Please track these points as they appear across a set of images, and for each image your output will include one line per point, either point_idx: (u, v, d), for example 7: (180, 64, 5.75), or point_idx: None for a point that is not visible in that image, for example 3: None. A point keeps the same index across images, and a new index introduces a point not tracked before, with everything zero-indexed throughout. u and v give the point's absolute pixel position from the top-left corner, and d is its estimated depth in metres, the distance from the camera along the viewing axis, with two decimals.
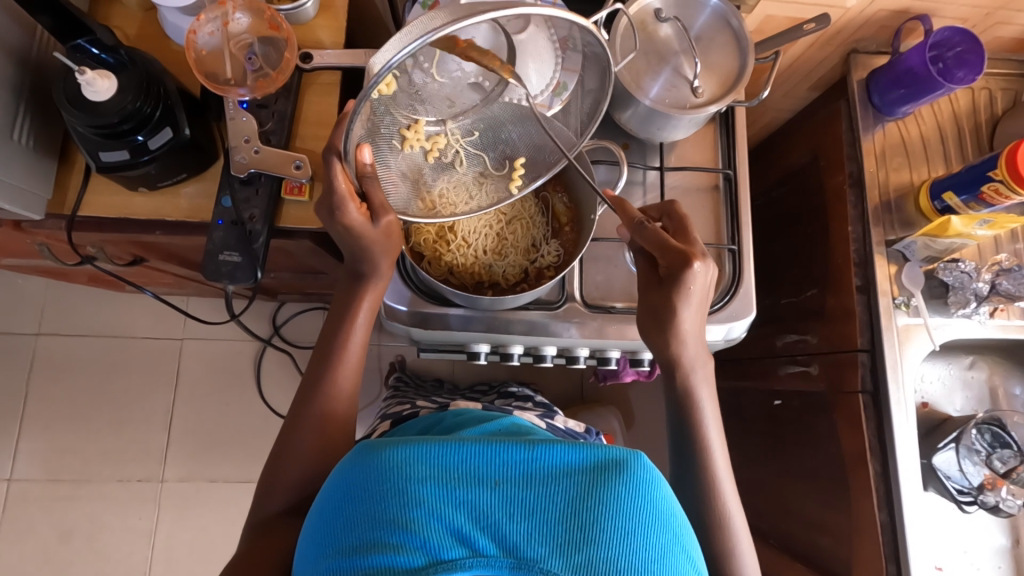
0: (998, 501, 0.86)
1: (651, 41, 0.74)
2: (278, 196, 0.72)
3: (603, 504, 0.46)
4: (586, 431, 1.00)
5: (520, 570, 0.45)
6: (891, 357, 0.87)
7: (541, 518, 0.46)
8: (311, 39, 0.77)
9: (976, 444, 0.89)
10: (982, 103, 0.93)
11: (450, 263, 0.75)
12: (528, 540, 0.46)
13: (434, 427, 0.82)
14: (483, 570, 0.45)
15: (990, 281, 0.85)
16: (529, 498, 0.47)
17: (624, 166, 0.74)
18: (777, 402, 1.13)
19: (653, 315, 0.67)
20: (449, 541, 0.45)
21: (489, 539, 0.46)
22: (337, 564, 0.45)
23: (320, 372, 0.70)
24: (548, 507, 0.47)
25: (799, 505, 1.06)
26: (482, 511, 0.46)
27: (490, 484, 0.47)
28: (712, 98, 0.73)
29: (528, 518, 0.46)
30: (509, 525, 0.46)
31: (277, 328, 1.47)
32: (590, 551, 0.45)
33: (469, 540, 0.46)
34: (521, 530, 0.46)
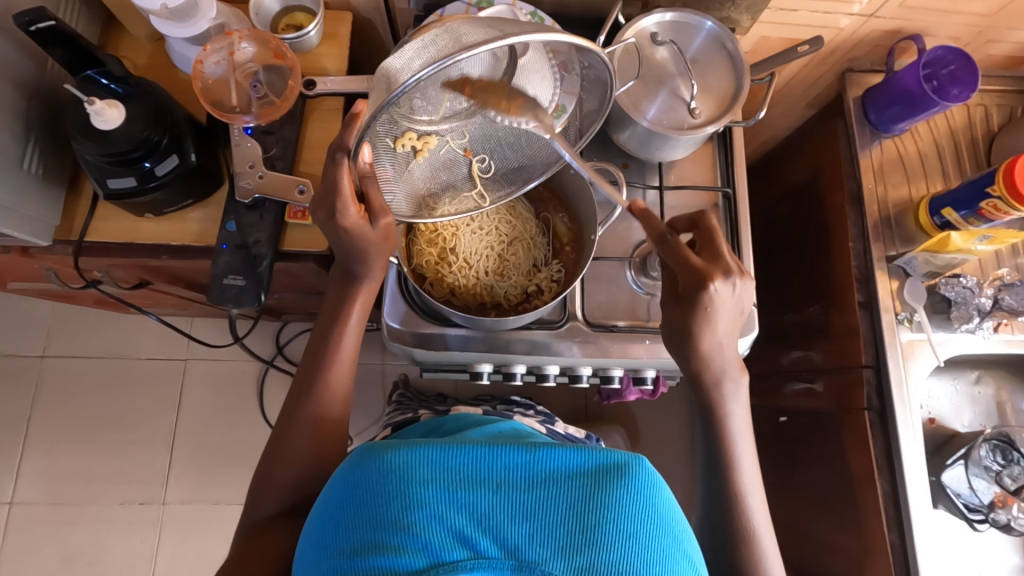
0: (1009, 519, 0.85)
1: (647, 64, 0.75)
2: (282, 221, 0.73)
3: (604, 505, 0.47)
4: (586, 437, 1.00)
5: (521, 572, 0.45)
6: (896, 373, 0.86)
7: (542, 520, 0.46)
8: (315, 66, 0.79)
9: (986, 461, 0.88)
10: (977, 119, 0.94)
11: (452, 285, 0.75)
12: (529, 542, 0.46)
13: (434, 431, 0.81)
14: (484, 572, 0.45)
15: (992, 296, 0.85)
16: (530, 500, 0.47)
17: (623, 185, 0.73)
18: (784, 419, 1.12)
19: (674, 331, 0.65)
20: (449, 543, 0.45)
21: (490, 541, 0.46)
22: (338, 565, 0.45)
23: (310, 382, 0.69)
24: (548, 510, 0.47)
25: (809, 524, 1.05)
26: (483, 512, 0.47)
27: (491, 486, 0.48)
28: (709, 119, 0.74)
29: (529, 520, 0.46)
30: (510, 527, 0.46)
31: (281, 348, 1.47)
32: (590, 555, 0.45)
33: (470, 541, 0.45)
34: (522, 532, 0.46)
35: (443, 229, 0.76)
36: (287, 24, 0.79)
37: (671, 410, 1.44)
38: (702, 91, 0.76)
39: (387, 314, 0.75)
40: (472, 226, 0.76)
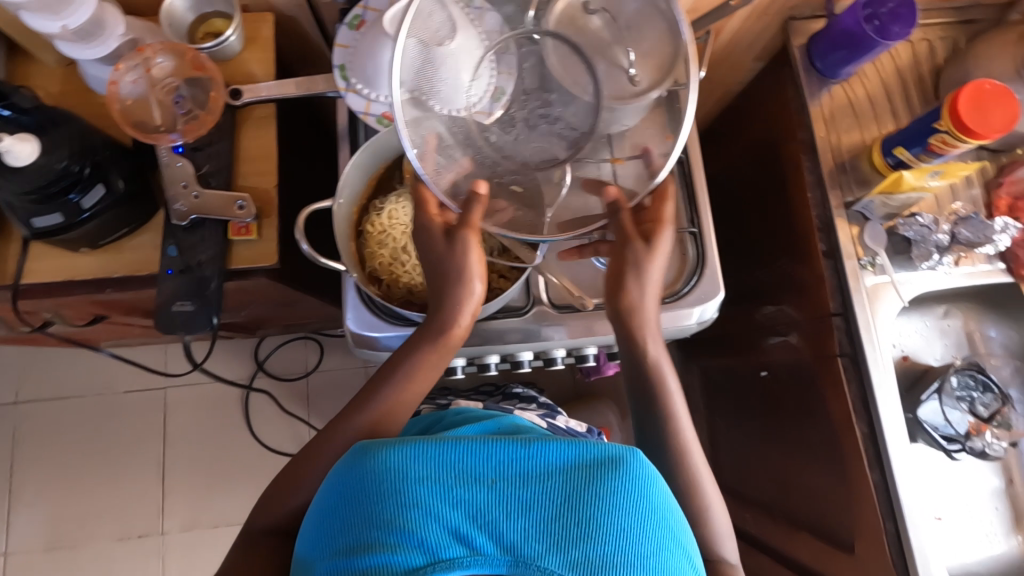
0: (984, 446, 0.89)
1: (581, 36, 0.73)
2: (226, 240, 0.70)
3: (594, 500, 0.52)
4: (587, 430, 1.00)
5: (514, 565, 0.51)
6: (864, 317, 0.87)
7: (534, 515, 0.52)
8: (241, 74, 0.76)
9: (957, 392, 0.91)
10: (922, 55, 0.94)
11: (410, 284, 0.73)
12: (523, 537, 0.52)
13: (436, 425, 0.81)
14: (480, 566, 0.51)
15: (950, 232, 0.86)
16: (522, 497, 0.53)
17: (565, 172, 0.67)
18: (764, 373, 1.14)
19: (631, 273, 0.71)
20: (447, 540, 0.51)
21: (487, 537, 0.52)
22: (343, 559, 0.52)
23: None
24: (541, 502, 0.53)
25: (797, 473, 1.07)
26: (477, 507, 0.53)
27: (485, 483, 0.53)
28: (651, 84, 0.71)
29: (521, 516, 0.52)
30: (505, 523, 0.52)
31: (261, 363, 1.47)
32: (583, 548, 0.51)
33: (467, 538, 0.52)
34: (518, 529, 0.52)
35: (391, 228, 0.72)
36: (205, 33, 0.75)
37: None
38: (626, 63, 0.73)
39: (350, 322, 0.73)
40: None
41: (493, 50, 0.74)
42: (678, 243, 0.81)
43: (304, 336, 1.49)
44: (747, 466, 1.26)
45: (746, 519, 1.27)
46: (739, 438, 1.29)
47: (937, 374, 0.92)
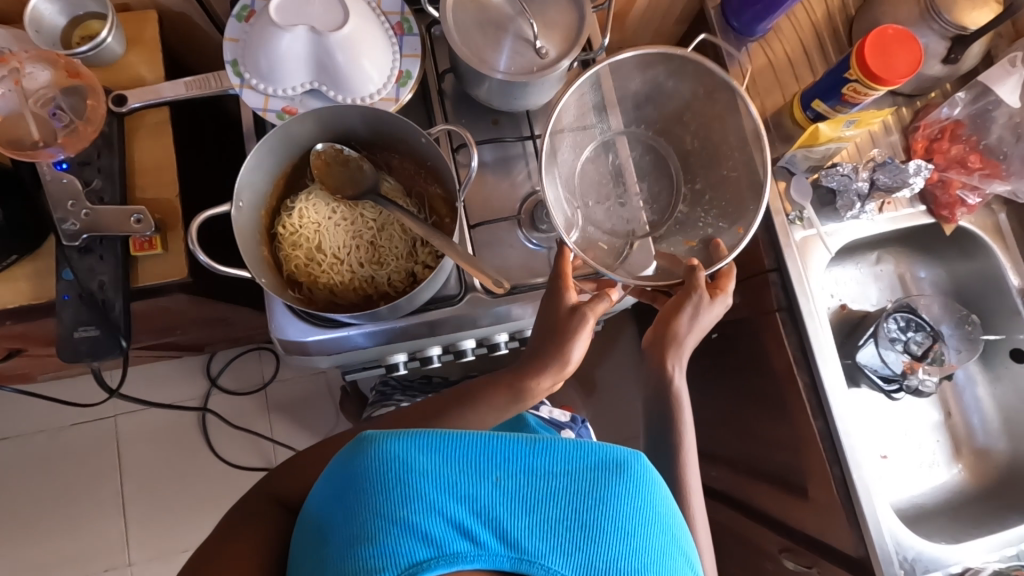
0: (919, 382, 0.91)
1: (483, 10, 0.71)
2: (128, 257, 0.66)
3: (605, 499, 0.52)
4: (572, 419, 0.98)
5: (518, 561, 0.50)
6: (797, 271, 0.88)
7: (542, 513, 0.51)
8: (128, 78, 0.71)
9: (891, 333, 0.94)
10: (834, 6, 0.95)
11: (329, 285, 0.67)
12: (529, 535, 0.50)
13: None
14: (483, 561, 0.49)
15: (868, 178, 0.86)
16: (530, 494, 0.52)
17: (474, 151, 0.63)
18: (714, 336, 1.16)
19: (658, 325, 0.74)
20: (450, 532, 0.49)
21: (491, 533, 0.50)
22: (340, 551, 0.50)
23: None
24: (550, 500, 0.52)
25: (752, 430, 1.09)
26: (483, 503, 0.51)
27: (491, 479, 0.52)
28: (560, 49, 0.71)
29: (529, 514, 0.51)
30: (511, 520, 0.51)
31: (213, 379, 1.42)
32: (591, 549, 0.50)
33: (470, 532, 0.50)
34: (525, 526, 0.51)
35: (303, 228, 0.67)
36: (81, 36, 0.70)
37: (618, 351, 1.46)
38: (715, 171, 0.85)
39: (276, 329, 0.70)
40: (335, 219, 0.68)
41: (395, 32, 0.72)
42: None
43: (257, 347, 1.45)
44: None
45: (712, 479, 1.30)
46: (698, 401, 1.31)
47: (872, 319, 0.95)
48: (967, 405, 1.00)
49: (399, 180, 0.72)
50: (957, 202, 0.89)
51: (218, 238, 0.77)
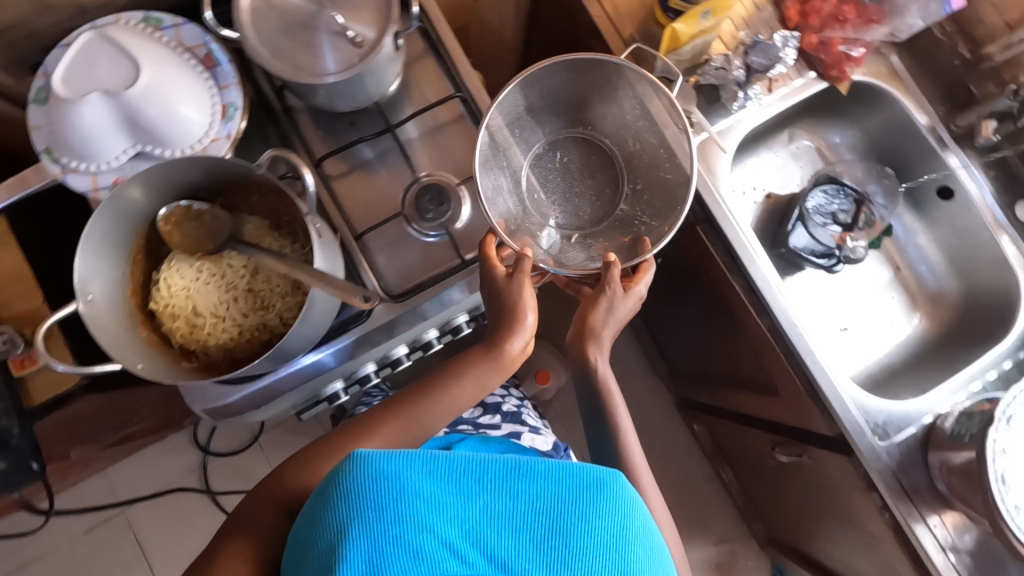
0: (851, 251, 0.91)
1: (285, 16, 0.66)
2: (12, 379, 0.67)
3: (593, 519, 0.47)
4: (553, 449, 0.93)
5: None
6: (702, 180, 0.85)
7: (529, 534, 0.47)
8: None
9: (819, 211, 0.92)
10: None
11: (221, 346, 0.64)
12: (515, 557, 0.46)
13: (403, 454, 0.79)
14: None
15: (743, 65, 0.82)
16: (518, 513, 0.47)
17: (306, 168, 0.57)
18: (660, 260, 1.14)
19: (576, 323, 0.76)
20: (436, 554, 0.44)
21: (477, 552, 0.46)
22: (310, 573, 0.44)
23: None
24: (538, 520, 0.47)
25: (717, 340, 1.08)
26: (470, 525, 0.46)
27: (478, 499, 0.47)
28: (370, 31, 0.66)
29: (514, 534, 0.47)
30: (497, 542, 0.46)
31: (202, 449, 1.42)
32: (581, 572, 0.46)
33: (457, 553, 0.45)
34: (512, 547, 0.47)
35: (174, 297, 0.63)
36: None
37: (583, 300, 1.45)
38: (652, 172, 0.88)
39: (196, 398, 0.72)
40: (204, 278, 0.64)
41: (205, 66, 0.68)
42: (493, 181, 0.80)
43: None
44: (685, 348, 1.29)
45: (702, 394, 1.30)
46: (668, 326, 1.31)
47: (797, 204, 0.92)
48: (912, 255, 1.00)
49: (263, 216, 0.68)
50: (843, 59, 0.86)
51: (82, 334, 0.75)
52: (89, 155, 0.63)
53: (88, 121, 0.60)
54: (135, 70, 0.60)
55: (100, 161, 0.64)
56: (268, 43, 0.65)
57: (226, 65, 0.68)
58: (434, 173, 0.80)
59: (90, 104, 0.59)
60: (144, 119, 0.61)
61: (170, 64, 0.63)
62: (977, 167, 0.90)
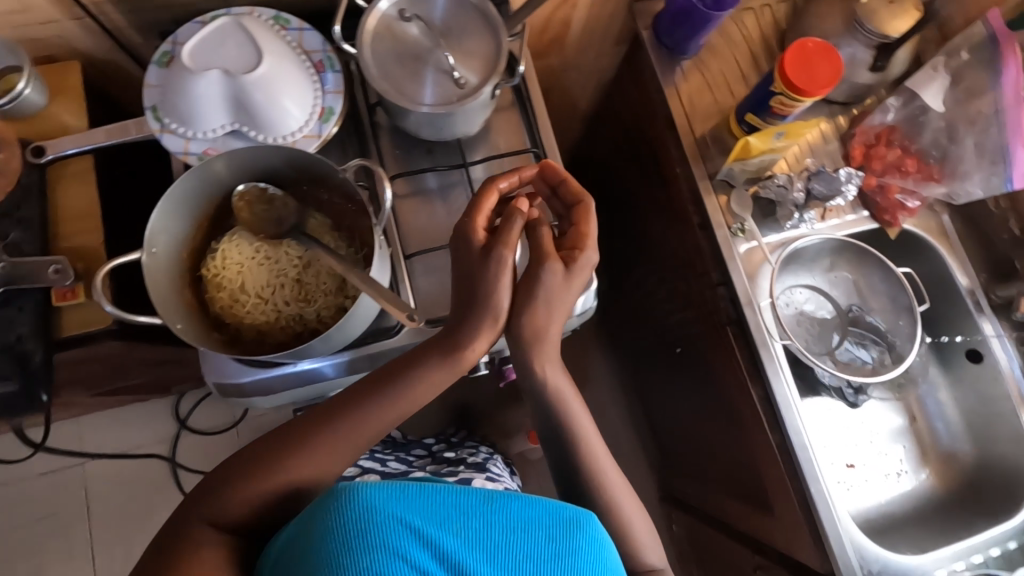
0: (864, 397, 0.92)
1: (402, 45, 0.70)
2: (50, 306, 0.66)
3: (564, 559, 0.52)
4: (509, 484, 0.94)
5: None
6: (744, 287, 0.87)
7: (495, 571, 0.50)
8: (54, 127, 0.72)
9: (855, 345, 0.93)
10: (767, 20, 0.98)
11: (254, 326, 0.66)
12: None
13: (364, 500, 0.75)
14: None
15: (804, 188, 0.86)
16: (487, 552, 0.51)
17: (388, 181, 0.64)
18: (678, 350, 1.14)
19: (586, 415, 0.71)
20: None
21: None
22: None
23: None
24: (506, 551, 0.51)
25: (718, 445, 1.07)
26: (443, 551, 0.49)
27: (448, 531, 0.50)
28: (476, 83, 0.70)
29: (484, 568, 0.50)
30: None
31: (181, 422, 1.43)
32: None
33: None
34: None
35: (227, 269, 0.66)
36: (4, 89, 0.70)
37: None
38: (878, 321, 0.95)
39: (207, 372, 0.71)
40: (260, 259, 0.67)
41: (316, 70, 0.72)
42: None
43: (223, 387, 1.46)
44: (681, 445, 1.27)
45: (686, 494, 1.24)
46: (669, 416, 1.30)
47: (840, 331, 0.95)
48: (931, 410, 0.98)
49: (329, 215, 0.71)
50: (897, 207, 0.90)
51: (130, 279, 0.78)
52: (187, 118, 0.67)
53: (199, 93, 0.64)
54: (258, 58, 0.65)
55: (199, 130, 0.68)
56: (377, 67, 0.69)
57: (338, 73, 0.73)
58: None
59: (207, 78, 0.64)
60: (250, 105, 0.66)
61: (287, 60, 0.68)
62: (1009, 338, 0.92)
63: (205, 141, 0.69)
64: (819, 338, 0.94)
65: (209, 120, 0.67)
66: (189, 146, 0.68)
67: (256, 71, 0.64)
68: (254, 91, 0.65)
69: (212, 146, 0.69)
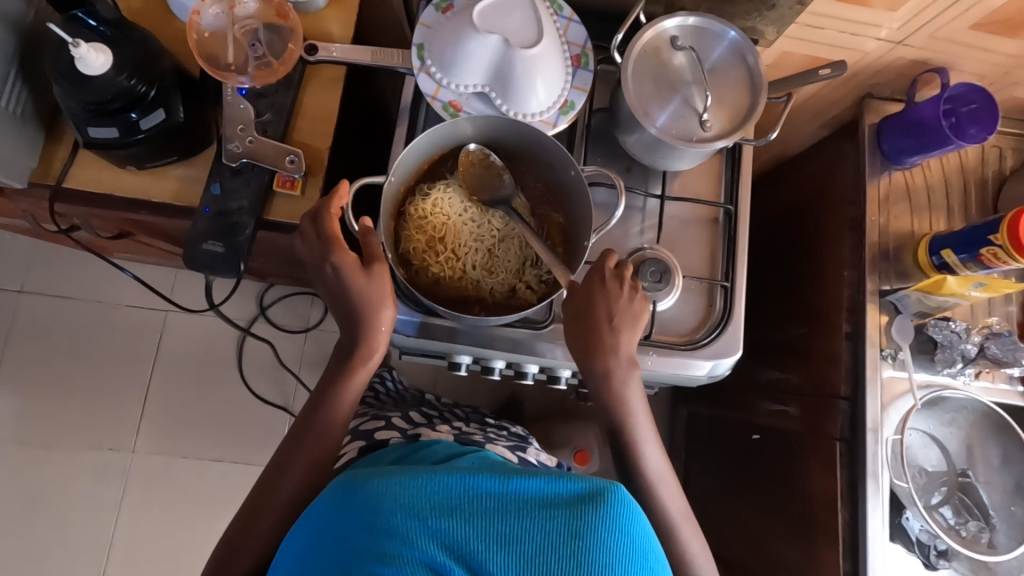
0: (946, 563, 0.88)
1: (662, 71, 0.72)
2: (268, 189, 0.70)
3: (589, 541, 0.50)
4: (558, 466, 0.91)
5: None
6: (872, 412, 0.86)
7: (518, 549, 0.50)
8: (318, 30, 0.75)
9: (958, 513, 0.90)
10: (990, 160, 0.95)
11: (438, 275, 0.70)
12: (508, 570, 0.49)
13: (412, 455, 0.71)
14: None
15: (979, 343, 0.85)
16: (506, 531, 0.51)
17: (625, 195, 0.69)
18: (755, 436, 1.13)
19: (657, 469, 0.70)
20: (422, 568, 0.49)
21: (466, 566, 0.50)
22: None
23: None
24: (526, 537, 0.50)
25: (766, 544, 1.06)
26: (455, 540, 0.50)
27: (462, 515, 0.51)
28: (719, 133, 0.71)
29: (504, 549, 0.50)
30: (486, 554, 0.50)
31: (263, 309, 1.49)
32: None
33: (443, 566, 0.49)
34: (505, 560, 0.50)
35: (434, 216, 0.70)
36: None
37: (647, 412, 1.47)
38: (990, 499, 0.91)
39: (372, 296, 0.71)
40: (465, 218, 0.71)
41: (572, 62, 0.74)
42: (707, 293, 0.83)
43: (312, 292, 1.51)
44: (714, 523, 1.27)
45: None
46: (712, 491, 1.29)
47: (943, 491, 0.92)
48: None
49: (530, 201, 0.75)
50: None
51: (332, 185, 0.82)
52: (449, 66, 0.70)
53: (474, 50, 0.67)
54: (538, 38, 0.67)
55: (453, 81, 0.71)
56: (635, 81, 0.71)
57: (589, 73, 0.74)
58: (657, 247, 0.81)
59: (488, 40, 0.66)
60: (510, 76, 0.69)
61: (556, 47, 0.70)
62: None
63: (452, 93, 0.72)
64: (924, 489, 0.91)
65: (468, 76, 0.70)
66: (439, 92, 0.71)
67: (532, 49, 0.67)
68: (521, 66, 0.67)
69: (458, 98, 0.72)
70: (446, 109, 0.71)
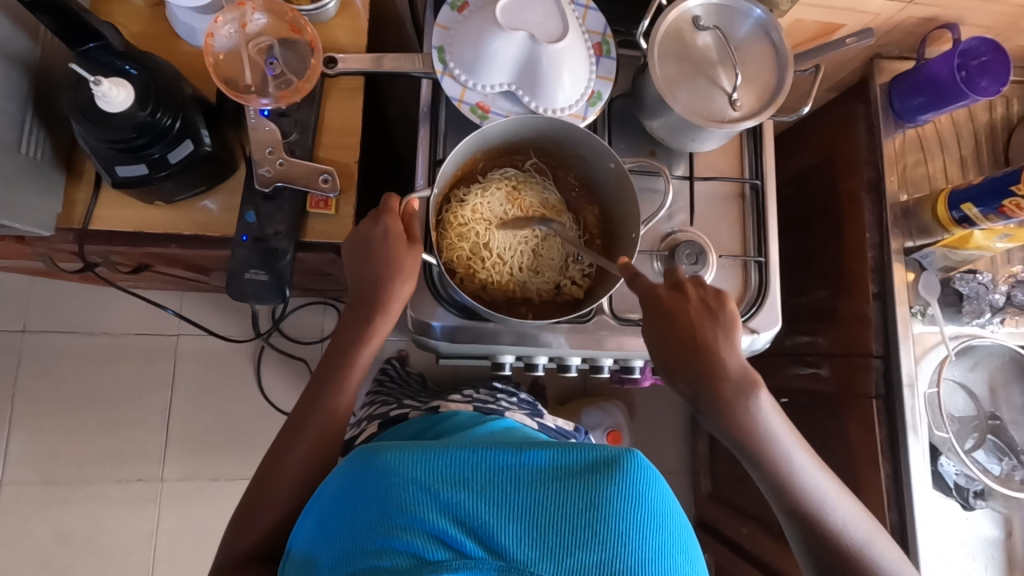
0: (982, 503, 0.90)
1: (688, 52, 0.71)
2: (302, 211, 0.69)
3: (604, 510, 0.50)
4: (575, 430, 0.92)
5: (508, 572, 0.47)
6: (907, 368, 0.88)
7: (529, 519, 0.50)
8: (330, 40, 0.73)
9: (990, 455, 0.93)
10: (999, 109, 0.96)
11: (484, 281, 0.71)
12: (518, 543, 0.49)
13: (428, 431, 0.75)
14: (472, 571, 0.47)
15: (1006, 292, 0.89)
16: (519, 504, 0.50)
17: (672, 186, 0.70)
18: (784, 400, 1.15)
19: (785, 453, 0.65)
20: (430, 542, 0.48)
21: (476, 540, 0.49)
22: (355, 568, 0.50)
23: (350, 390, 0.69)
24: (539, 507, 0.50)
25: None
26: (465, 512, 0.50)
27: (473, 487, 0.51)
28: (748, 112, 0.71)
29: (517, 522, 0.49)
30: (500, 527, 0.49)
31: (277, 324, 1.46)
32: (585, 553, 0.48)
33: (451, 539, 0.48)
34: (514, 530, 0.49)
35: (475, 222, 0.70)
36: None
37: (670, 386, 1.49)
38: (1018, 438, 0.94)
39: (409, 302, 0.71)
40: (506, 221, 0.71)
41: (594, 51, 0.73)
42: (742, 270, 0.83)
43: (323, 301, 1.49)
44: None
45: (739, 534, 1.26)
46: None
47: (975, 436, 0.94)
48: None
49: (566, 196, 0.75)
50: None
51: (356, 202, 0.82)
52: (474, 67, 0.69)
53: (499, 50, 0.66)
54: (562, 32, 0.66)
55: (478, 82, 0.70)
56: (661, 63, 0.71)
57: (612, 61, 0.73)
58: (690, 229, 0.82)
59: (513, 39, 0.65)
60: (536, 74, 0.68)
61: (580, 39, 0.69)
62: None
63: (478, 95, 0.71)
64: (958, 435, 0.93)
65: (493, 76, 0.69)
66: (465, 95, 0.70)
67: (558, 44, 0.66)
68: (547, 61, 0.66)
69: (485, 100, 0.71)
70: (477, 111, 0.70)
